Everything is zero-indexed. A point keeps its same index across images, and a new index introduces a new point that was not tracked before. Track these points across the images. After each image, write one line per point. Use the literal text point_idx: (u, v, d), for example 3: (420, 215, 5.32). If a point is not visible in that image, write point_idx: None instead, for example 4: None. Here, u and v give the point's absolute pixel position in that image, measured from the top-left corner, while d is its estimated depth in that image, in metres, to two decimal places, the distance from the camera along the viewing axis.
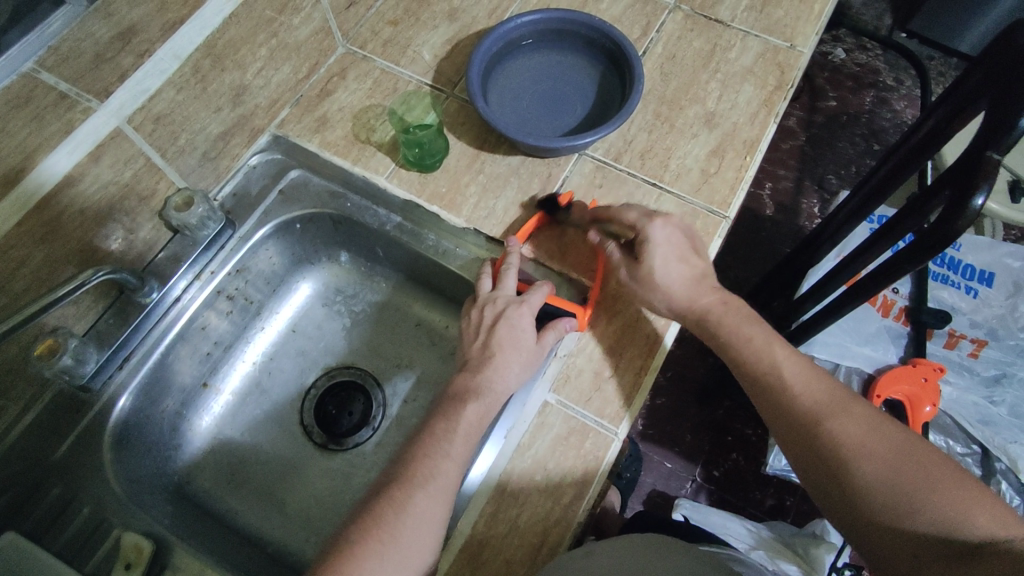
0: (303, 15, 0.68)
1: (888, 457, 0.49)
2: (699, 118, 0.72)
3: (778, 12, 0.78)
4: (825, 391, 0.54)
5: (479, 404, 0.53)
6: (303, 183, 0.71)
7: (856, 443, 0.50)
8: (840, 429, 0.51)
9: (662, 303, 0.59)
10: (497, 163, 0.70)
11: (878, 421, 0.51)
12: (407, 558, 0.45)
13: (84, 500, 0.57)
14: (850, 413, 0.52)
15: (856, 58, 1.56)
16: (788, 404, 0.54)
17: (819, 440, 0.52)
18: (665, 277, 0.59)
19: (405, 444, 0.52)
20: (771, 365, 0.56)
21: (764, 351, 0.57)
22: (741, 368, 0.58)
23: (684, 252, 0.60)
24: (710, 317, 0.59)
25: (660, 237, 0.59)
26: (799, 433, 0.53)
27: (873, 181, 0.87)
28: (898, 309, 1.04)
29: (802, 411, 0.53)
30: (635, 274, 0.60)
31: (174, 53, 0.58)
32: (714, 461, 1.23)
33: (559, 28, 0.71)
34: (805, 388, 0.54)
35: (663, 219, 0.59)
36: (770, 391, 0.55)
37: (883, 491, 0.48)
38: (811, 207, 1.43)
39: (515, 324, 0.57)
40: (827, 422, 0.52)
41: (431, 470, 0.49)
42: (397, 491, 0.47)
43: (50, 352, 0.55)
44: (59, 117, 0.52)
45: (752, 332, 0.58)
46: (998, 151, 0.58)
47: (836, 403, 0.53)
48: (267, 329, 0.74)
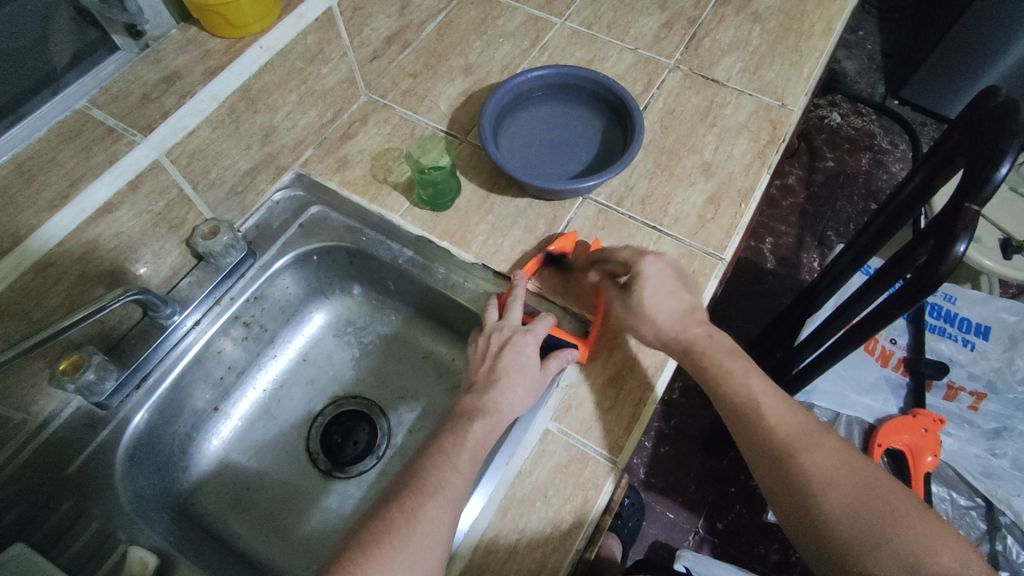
0: (331, 65, 0.74)
1: (856, 491, 0.51)
2: (697, 167, 0.76)
3: (770, 74, 0.84)
4: (799, 423, 0.55)
5: (485, 423, 0.55)
6: (322, 218, 0.75)
7: (828, 477, 0.51)
8: (812, 462, 0.52)
9: (651, 334, 0.61)
10: (505, 204, 0.74)
11: (846, 454, 0.53)
12: (417, 565, 0.46)
13: (93, 515, 0.58)
14: (821, 446, 0.53)
15: (851, 122, 1.63)
16: (762, 433, 0.55)
17: (793, 472, 0.52)
18: (655, 309, 0.61)
19: (414, 461, 0.53)
20: (749, 393, 0.57)
21: (742, 380, 0.57)
22: (719, 399, 0.58)
23: (674, 286, 0.62)
24: (697, 347, 0.60)
25: (648, 270, 0.62)
26: (773, 463, 0.54)
27: (867, 234, 0.91)
28: (896, 359, 1.06)
29: (776, 441, 0.54)
30: (625, 306, 0.62)
31: (213, 95, 0.63)
32: (716, 513, 1.22)
33: (566, 83, 0.77)
34: (780, 418, 0.55)
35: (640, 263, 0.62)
36: (746, 419, 0.56)
37: (852, 526, 0.49)
38: (810, 261, 1.47)
39: (520, 348, 0.60)
40: (802, 453, 0.53)
41: (440, 482, 0.50)
42: (407, 499, 0.49)
43: (74, 368, 0.57)
44: (106, 149, 0.57)
45: (732, 363, 0.59)
46: (975, 203, 0.61)
47: (808, 434, 0.54)
48: (280, 357, 0.77)
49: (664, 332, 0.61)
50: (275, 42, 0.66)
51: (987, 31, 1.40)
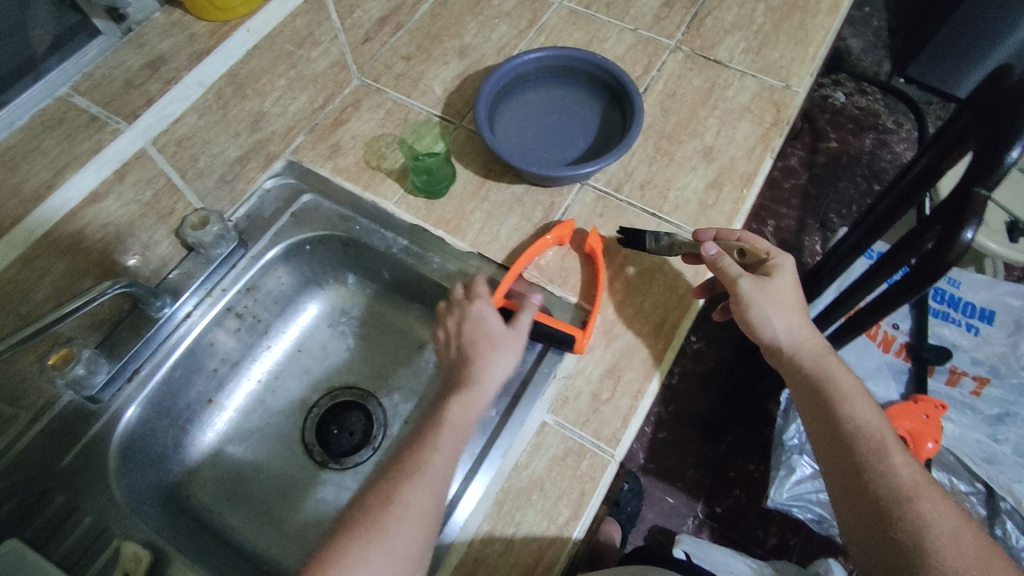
0: (321, 49, 0.72)
1: (970, 555, 0.48)
2: (697, 152, 0.74)
3: (774, 54, 0.82)
4: (915, 474, 0.53)
5: (463, 398, 0.55)
6: (314, 207, 0.73)
7: (941, 534, 0.49)
8: (927, 516, 0.50)
9: (783, 324, 0.60)
10: (501, 191, 0.72)
11: (963, 519, 0.51)
12: (396, 555, 0.46)
13: (86, 510, 0.57)
14: (938, 503, 0.51)
15: (856, 102, 1.60)
16: (876, 475, 0.53)
17: (904, 517, 0.51)
18: (792, 300, 0.60)
19: (400, 445, 0.53)
20: (871, 428, 0.55)
21: (865, 415, 0.56)
22: (832, 429, 0.57)
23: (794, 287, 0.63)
24: (823, 361, 0.59)
25: (787, 260, 0.62)
26: (881, 507, 0.52)
27: (872, 218, 0.89)
28: (898, 345, 1.05)
29: (895, 484, 0.52)
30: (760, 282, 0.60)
31: (199, 80, 0.62)
32: (715, 497, 1.22)
33: (563, 65, 0.75)
34: (899, 463, 0.53)
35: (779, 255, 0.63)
36: (863, 455, 0.54)
37: None
38: (813, 244, 1.45)
39: (479, 316, 0.59)
40: (920, 503, 0.51)
41: (420, 463, 0.50)
42: (386, 485, 0.49)
43: (64, 362, 0.57)
44: (89, 137, 0.55)
45: (855, 397, 0.57)
46: (985, 188, 0.60)
47: (927, 486, 0.52)
48: (273, 348, 0.76)
49: (798, 329, 0.60)
50: (262, 26, 0.64)
51: (997, 7, 1.37)
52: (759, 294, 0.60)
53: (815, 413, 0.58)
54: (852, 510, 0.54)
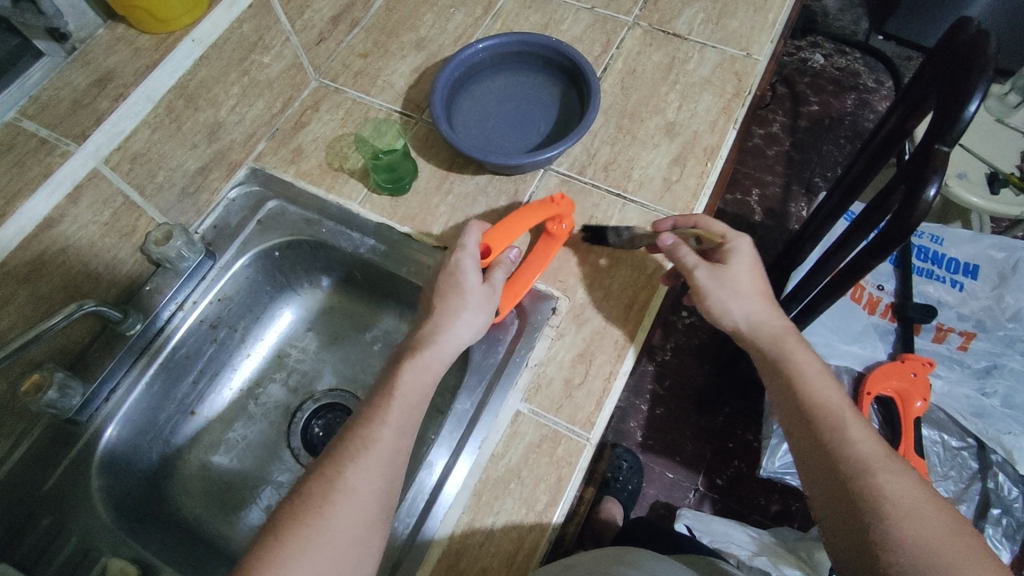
0: (274, 53, 0.72)
1: (935, 524, 0.45)
2: (660, 128, 0.74)
3: (733, 23, 0.81)
4: (882, 446, 0.51)
5: (418, 362, 0.54)
6: (280, 213, 0.73)
7: (905, 502, 0.46)
8: (888, 485, 0.48)
9: (740, 309, 0.60)
10: (465, 183, 0.72)
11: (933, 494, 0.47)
12: (342, 536, 0.46)
13: (72, 530, 0.58)
14: (903, 474, 0.48)
15: (835, 63, 1.59)
16: (840, 448, 0.51)
17: (864, 488, 0.48)
18: (747, 285, 0.61)
19: (350, 421, 0.52)
20: (834, 405, 0.54)
21: (829, 393, 0.55)
22: (795, 407, 0.55)
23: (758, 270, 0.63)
24: (785, 344, 0.58)
25: (743, 245, 0.62)
26: (842, 479, 0.50)
27: (848, 178, 0.89)
28: (883, 306, 1.04)
29: (853, 456, 0.50)
30: (714, 271, 0.61)
31: (147, 95, 0.62)
32: (715, 469, 1.23)
33: (518, 51, 0.74)
34: (862, 438, 0.51)
35: (735, 239, 0.62)
36: (823, 432, 0.53)
37: (925, 554, 0.43)
38: (799, 210, 1.44)
39: (455, 270, 0.58)
40: (880, 475, 0.48)
41: (368, 440, 0.50)
42: (327, 469, 0.48)
43: (36, 388, 0.57)
44: (39, 162, 0.56)
45: (818, 376, 0.56)
46: (945, 144, 0.59)
47: (891, 460, 0.50)
48: (252, 355, 0.76)
49: (754, 313, 0.60)
50: (207, 35, 0.66)
51: None
52: (711, 282, 0.61)
53: (779, 394, 0.57)
54: (818, 486, 0.52)
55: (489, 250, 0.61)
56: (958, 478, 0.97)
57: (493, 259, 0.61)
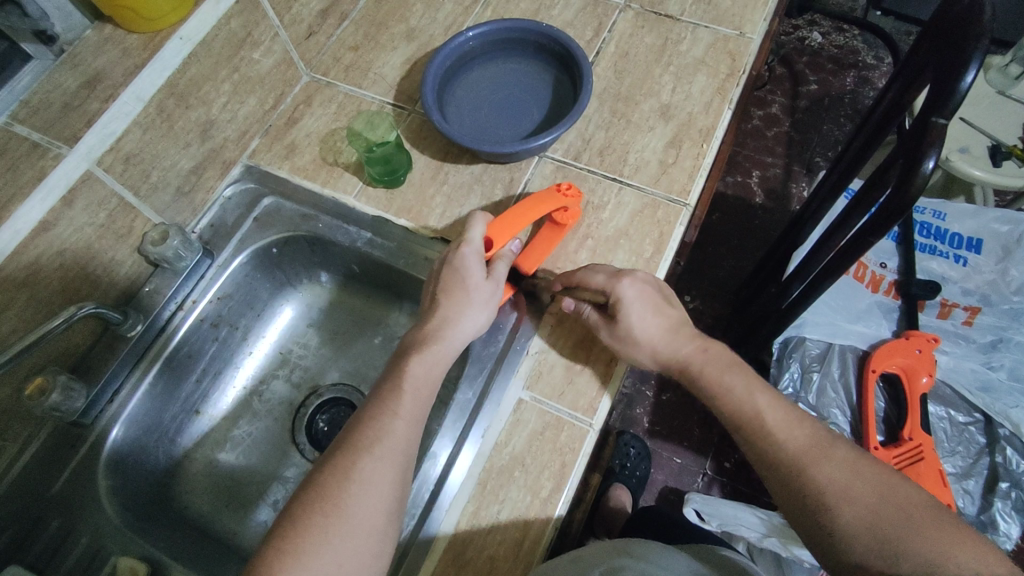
0: (263, 49, 0.72)
1: (870, 499, 0.48)
2: (655, 111, 0.73)
3: (726, 2, 0.79)
4: (804, 434, 0.53)
5: (427, 355, 0.55)
6: (276, 209, 0.73)
7: (839, 487, 0.49)
8: (821, 475, 0.50)
9: (647, 356, 0.59)
10: (460, 173, 0.72)
11: (863, 471, 0.50)
12: (357, 526, 0.46)
13: (82, 531, 0.58)
14: (831, 457, 0.51)
15: (834, 41, 1.57)
16: (771, 452, 0.53)
17: (803, 486, 0.51)
18: (643, 333, 0.58)
19: (361, 410, 0.52)
20: (750, 413, 0.55)
21: (747, 399, 0.56)
22: (727, 419, 0.57)
23: (659, 303, 0.59)
24: (692, 366, 0.59)
25: (635, 290, 0.58)
26: (783, 481, 0.52)
27: (847, 154, 0.88)
28: (887, 283, 1.03)
29: (784, 456, 0.53)
30: (612, 327, 0.58)
31: (137, 95, 0.61)
32: (723, 453, 1.23)
33: (508, 38, 0.73)
34: (785, 438, 0.53)
35: (614, 291, 0.58)
36: (749, 442, 0.55)
37: (873, 537, 0.47)
38: (800, 190, 1.43)
39: (460, 266, 0.58)
40: (810, 472, 0.51)
41: (377, 433, 0.50)
42: (340, 458, 0.48)
43: (40, 391, 0.57)
44: (32, 165, 0.56)
45: (733, 378, 0.57)
46: (942, 117, 0.58)
47: (817, 451, 0.52)
48: (255, 353, 0.77)
49: (659, 352, 0.59)
50: (195, 32, 0.65)
51: None
52: (615, 344, 0.59)
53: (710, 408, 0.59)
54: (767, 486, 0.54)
55: (491, 242, 0.60)
56: (965, 453, 0.97)
57: (495, 251, 0.60)
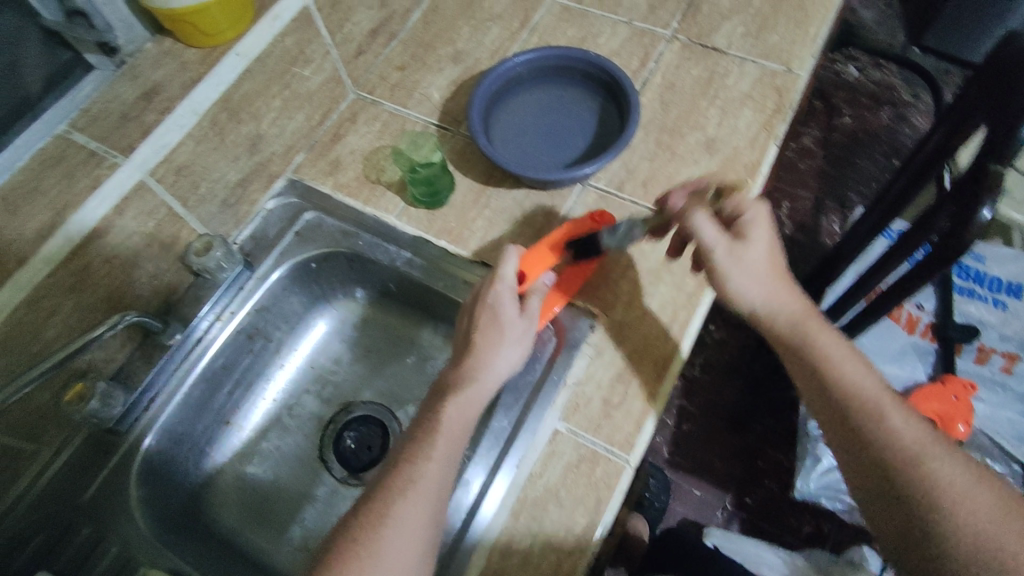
0: (314, 66, 0.73)
1: (986, 508, 0.46)
2: (700, 144, 0.73)
3: (774, 37, 0.79)
4: (918, 427, 0.50)
5: (462, 398, 0.53)
6: (317, 224, 0.73)
7: (956, 489, 0.47)
8: (939, 473, 0.48)
9: (754, 292, 0.56)
10: (502, 197, 0.72)
11: (984, 479, 0.48)
12: (392, 565, 0.45)
13: (112, 540, 0.59)
14: (949, 456, 0.49)
15: (870, 76, 1.57)
16: (883, 441, 0.50)
17: (918, 482, 0.48)
18: (759, 258, 0.56)
19: (399, 445, 0.53)
20: (870, 397, 0.52)
21: (862, 379, 0.53)
22: (831, 401, 0.53)
23: (773, 233, 0.57)
24: (806, 328, 0.55)
25: (760, 212, 0.56)
26: (892, 475, 0.49)
27: (888, 197, 0.87)
28: (923, 325, 1.01)
29: (896, 449, 0.50)
30: (733, 245, 0.56)
31: (193, 108, 0.63)
32: (745, 488, 1.20)
33: (556, 65, 0.74)
34: (907, 431, 0.50)
35: (743, 206, 0.57)
36: (865, 430, 0.51)
37: (987, 552, 0.45)
38: (831, 225, 1.42)
39: (495, 304, 0.56)
40: (929, 466, 0.48)
41: (411, 475, 0.49)
42: (377, 499, 0.48)
43: (79, 397, 0.58)
44: (88, 173, 0.57)
45: (849, 362, 0.54)
46: (999, 163, 0.57)
47: (940, 448, 0.49)
48: (286, 366, 0.77)
49: (764, 293, 0.56)
50: (251, 48, 0.66)
51: None
52: (726, 264, 0.55)
53: (809, 383, 0.55)
54: (860, 478, 0.51)
55: (524, 275, 0.59)
56: None
57: (529, 284, 0.59)
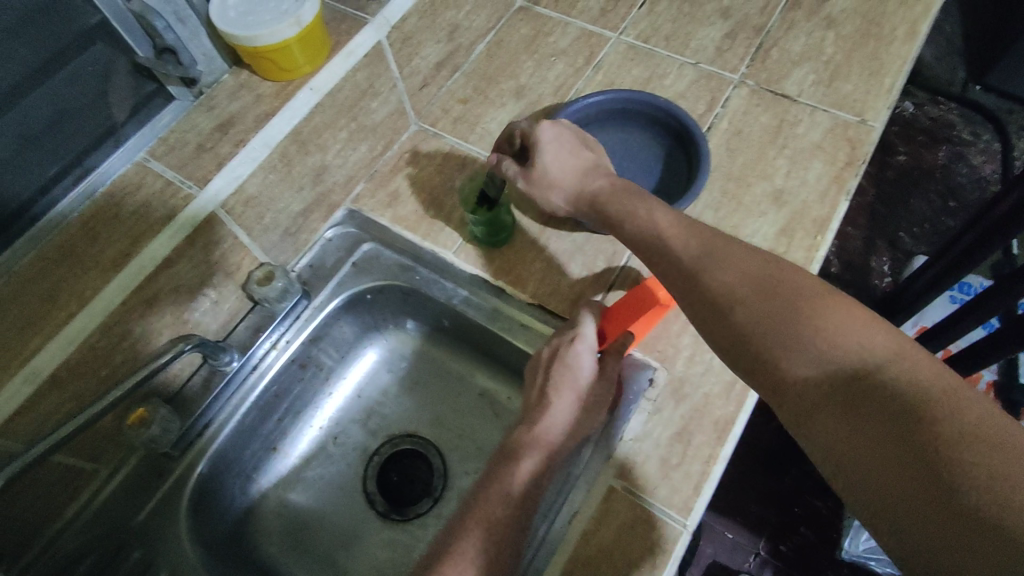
0: (381, 98, 0.73)
1: (840, 384, 0.42)
2: (767, 195, 0.71)
3: (847, 86, 0.77)
4: (776, 310, 0.45)
5: (528, 458, 0.55)
6: (375, 256, 0.74)
7: (808, 378, 0.43)
8: (791, 365, 0.44)
9: (559, 198, 0.65)
10: (562, 239, 0.71)
11: (862, 335, 0.42)
12: None
13: (161, 566, 0.60)
14: (802, 338, 0.44)
15: (927, 112, 1.41)
16: (739, 328, 0.47)
17: (777, 370, 0.45)
18: (555, 168, 0.64)
19: (460, 507, 0.54)
20: (729, 293, 0.48)
21: (729, 271, 0.49)
22: (690, 297, 0.51)
23: (574, 146, 0.65)
24: (665, 239, 0.54)
25: (547, 134, 0.64)
26: (758, 363, 0.46)
27: (957, 252, 0.87)
28: (985, 384, 0.98)
29: (751, 332, 0.46)
30: (529, 175, 0.65)
31: (265, 141, 0.63)
32: (780, 535, 1.12)
33: (623, 108, 0.73)
34: (760, 310, 0.46)
35: (535, 129, 0.65)
36: (768, 373, 0.45)
37: (872, 456, 0.38)
38: (881, 266, 1.31)
39: (574, 364, 0.58)
40: (785, 359, 0.44)
41: (479, 543, 0.50)
42: (442, 565, 0.49)
43: (140, 422, 0.59)
44: (164, 203, 0.58)
45: (729, 257, 0.49)
46: None
47: (794, 321, 0.44)
48: (335, 394, 0.77)
49: (570, 193, 0.64)
50: (324, 83, 0.65)
51: None
52: (528, 186, 0.65)
53: (674, 288, 0.52)
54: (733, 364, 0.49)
55: (604, 334, 0.60)
56: None
57: (608, 347, 0.60)
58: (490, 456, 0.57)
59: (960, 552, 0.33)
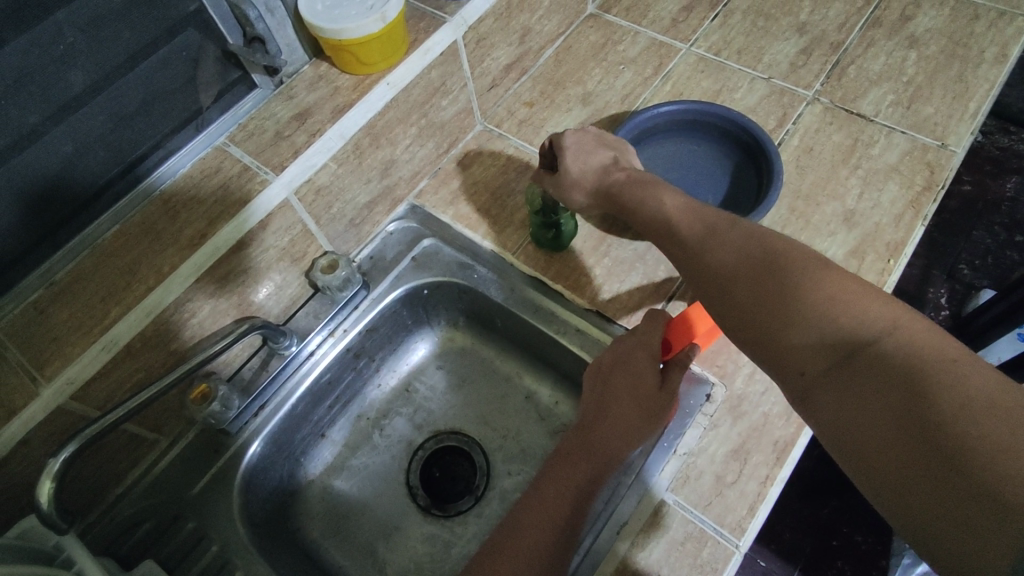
0: (451, 98, 0.74)
1: (835, 355, 0.39)
2: (837, 216, 0.69)
3: (927, 108, 0.74)
4: (775, 284, 0.44)
5: (578, 463, 0.54)
6: (434, 252, 0.75)
7: (804, 348, 0.41)
8: (789, 337, 0.42)
9: (579, 194, 0.65)
10: (623, 247, 0.70)
11: (861, 308, 0.40)
12: None
13: (213, 539, 0.60)
14: (798, 308, 0.42)
15: (996, 142, 1.34)
16: (737, 304, 0.46)
17: (776, 343, 0.43)
18: (577, 169, 0.64)
19: (511, 506, 0.54)
20: (731, 270, 0.47)
21: (731, 251, 0.49)
22: (695, 277, 0.51)
23: (594, 145, 0.65)
24: (674, 228, 0.54)
25: (568, 138, 0.65)
26: (760, 338, 0.44)
27: None
28: None
29: (750, 307, 0.45)
30: (556, 179, 0.65)
31: (341, 133, 0.63)
32: (815, 566, 1.08)
33: (693, 119, 0.73)
34: (757, 287, 0.45)
35: (558, 138, 0.66)
36: (771, 348, 0.44)
37: (867, 425, 0.36)
38: (937, 297, 1.25)
39: (635, 372, 0.57)
40: (782, 330, 0.43)
41: (530, 543, 0.50)
42: (485, 559, 0.49)
43: (202, 397, 0.61)
44: (241, 186, 0.59)
45: (727, 235, 0.50)
46: None
47: (792, 296, 0.43)
48: (384, 386, 0.78)
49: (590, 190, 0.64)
50: (401, 79, 0.66)
51: None
52: (554, 188, 0.66)
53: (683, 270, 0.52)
54: (736, 340, 0.47)
55: (669, 346, 0.59)
56: None
57: (672, 357, 0.59)
58: (546, 459, 0.57)
59: (972, 534, 0.30)
